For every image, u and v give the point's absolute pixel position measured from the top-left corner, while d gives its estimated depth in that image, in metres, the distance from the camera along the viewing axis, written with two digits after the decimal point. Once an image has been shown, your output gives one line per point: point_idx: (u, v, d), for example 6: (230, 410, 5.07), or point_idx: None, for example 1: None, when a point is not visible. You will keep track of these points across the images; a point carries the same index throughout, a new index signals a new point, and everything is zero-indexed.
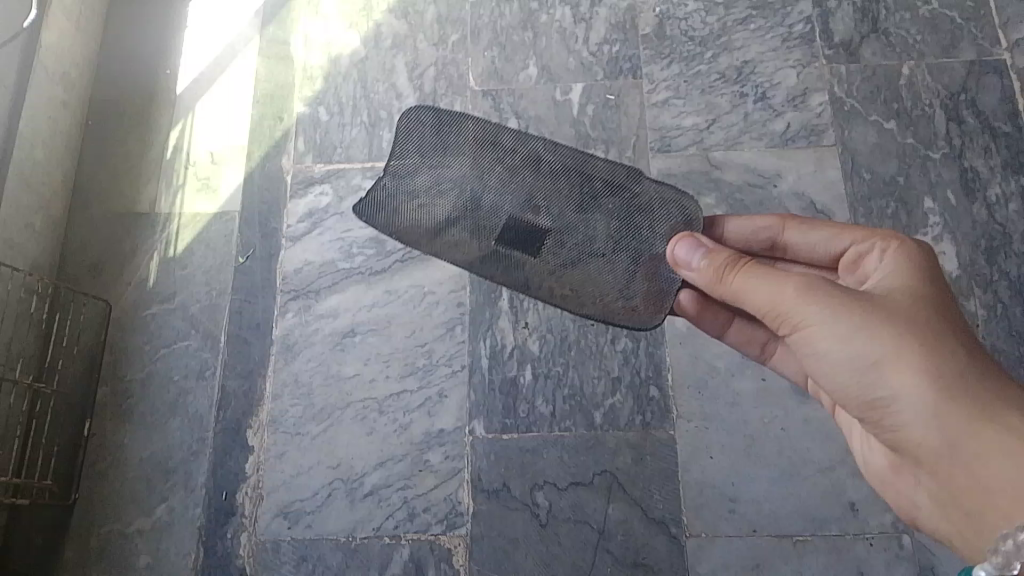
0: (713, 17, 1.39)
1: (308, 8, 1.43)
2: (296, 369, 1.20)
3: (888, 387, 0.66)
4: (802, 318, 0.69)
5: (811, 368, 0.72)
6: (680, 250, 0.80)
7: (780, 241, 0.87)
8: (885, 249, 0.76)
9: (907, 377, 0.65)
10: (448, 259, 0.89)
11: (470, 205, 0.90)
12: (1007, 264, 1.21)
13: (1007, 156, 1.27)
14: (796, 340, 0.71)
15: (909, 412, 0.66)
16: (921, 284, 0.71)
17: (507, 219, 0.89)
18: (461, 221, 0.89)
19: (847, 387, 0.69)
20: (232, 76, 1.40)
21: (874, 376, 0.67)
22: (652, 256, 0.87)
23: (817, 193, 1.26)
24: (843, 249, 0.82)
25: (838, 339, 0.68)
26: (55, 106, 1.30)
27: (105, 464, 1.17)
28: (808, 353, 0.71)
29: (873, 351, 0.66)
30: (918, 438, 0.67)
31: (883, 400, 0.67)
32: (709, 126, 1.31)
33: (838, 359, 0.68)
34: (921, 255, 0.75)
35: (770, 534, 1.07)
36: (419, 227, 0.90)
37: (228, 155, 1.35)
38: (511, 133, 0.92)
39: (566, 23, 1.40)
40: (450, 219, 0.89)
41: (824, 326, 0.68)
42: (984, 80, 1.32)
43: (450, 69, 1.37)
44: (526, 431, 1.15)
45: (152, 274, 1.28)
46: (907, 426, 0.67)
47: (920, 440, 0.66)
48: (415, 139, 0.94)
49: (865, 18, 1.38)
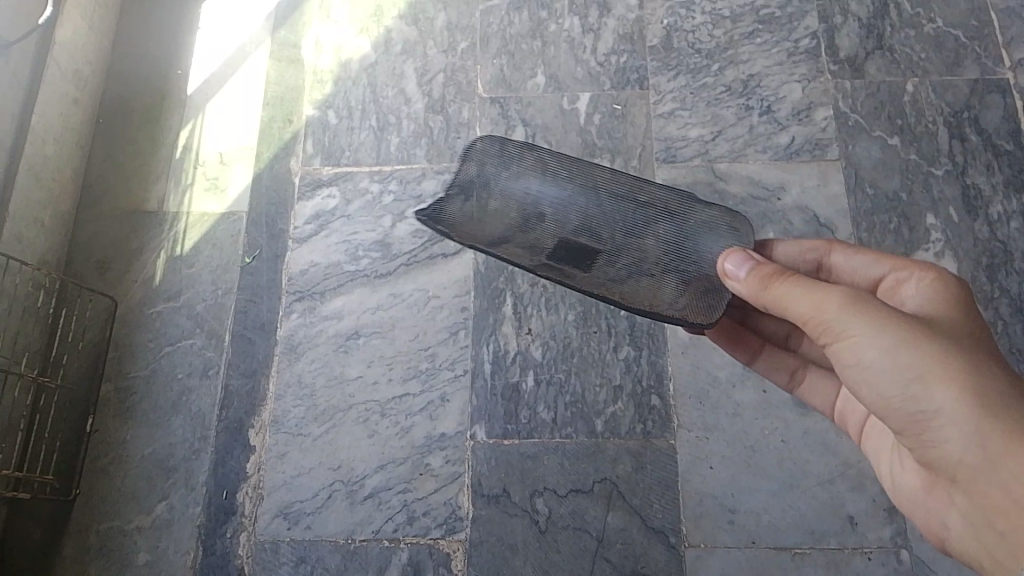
0: (720, 30, 1.40)
1: (320, 12, 1.44)
2: (299, 370, 1.21)
3: (931, 401, 0.66)
4: (844, 328, 0.68)
5: (849, 379, 0.71)
6: (728, 264, 0.81)
7: (825, 265, 0.88)
8: (922, 279, 0.78)
9: (949, 394, 0.65)
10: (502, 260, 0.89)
11: (524, 224, 0.95)
12: (1008, 281, 1.21)
13: (1009, 174, 1.28)
14: (835, 351, 0.71)
15: (950, 427, 0.65)
16: (957, 316, 0.72)
17: (558, 242, 0.93)
18: (517, 237, 0.94)
19: (888, 400, 0.69)
20: (242, 77, 1.41)
21: (916, 390, 0.66)
22: (699, 275, 0.89)
23: (820, 206, 1.27)
24: (882, 278, 0.83)
25: (881, 352, 0.67)
26: (68, 103, 1.32)
27: (107, 460, 1.17)
28: (847, 365, 0.70)
29: (918, 364, 0.66)
30: (959, 454, 0.66)
31: (924, 414, 0.67)
32: (714, 138, 1.32)
33: (880, 372, 0.68)
34: (958, 288, 0.76)
35: (768, 546, 1.08)
36: (477, 235, 0.93)
37: (237, 155, 1.36)
38: (569, 161, 0.97)
39: (575, 33, 1.41)
40: (506, 234, 0.94)
41: (867, 336, 0.67)
42: (987, 99, 1.34)
43: (458, 75, 1.38)
44: (527, 437, 1.15)
45: (158, 273, 1.29)
46: (948, 441, 0.66)
47: (961, 457, 0.66)
48: (479, 158, 0.99)
49: (871, 35, 1.39)
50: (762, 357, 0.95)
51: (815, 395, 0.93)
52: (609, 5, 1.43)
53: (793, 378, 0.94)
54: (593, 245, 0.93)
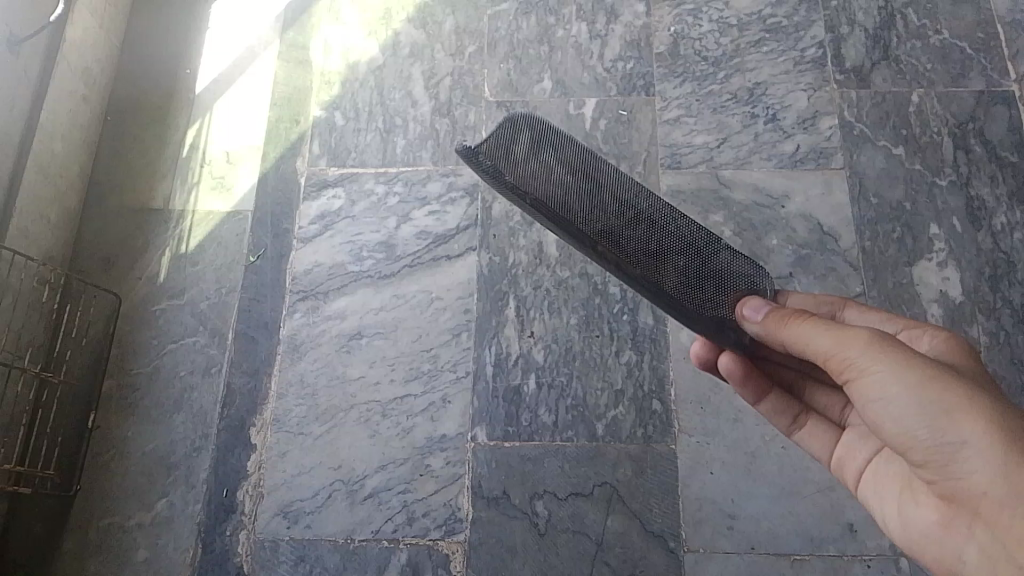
0: (727, 38, 1.41)
1: (329, 15, 1.45)
2: (302, 369, 1.21)
3: (958, 433, 0.64)
4: (870, 362, 0.67)
5: (870, 415, 0.69)
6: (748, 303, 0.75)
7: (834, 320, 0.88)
8: (934, 335, 0.79)
9: (978, 425, 0.63)
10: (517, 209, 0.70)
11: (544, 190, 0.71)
12: (1010, 292, 1.22)
13: (1013, 186, 1.29)
14: (856, 387, 0.69)
15: (978, 458, 0.63)
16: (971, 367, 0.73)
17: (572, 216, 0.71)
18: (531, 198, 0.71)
19: (912, 433, 0.66)
20: (250, 78, 1.42)
21: (943, 421, 0.64)
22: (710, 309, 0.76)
23: (824, 215, 1.27)
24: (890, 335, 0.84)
25: (906, 383, 0.65)
26: (77, 101, 1.32)
27: (108, 456, 1.18)
28: (869, 399, 0.68)
29: (945, 397, 0.64)
30: (985, 486, 0.64)
31: (951, 446, 0.65)
32: (719, 145, 1.33)
33: (905, 405, 0.66)
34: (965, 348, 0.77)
35: (767, 552, 1.07)
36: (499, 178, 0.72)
37: (243, 154, 1.37)
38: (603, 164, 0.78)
39: (582, 39, 1.42)
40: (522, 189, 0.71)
41: (893, 368, 0.66)
42: (992, 110, 1.34)
43: (466, 79, 1.39)
44: (528, 440, 1.15)
45: (163, 270, 1.29)
46: (975, 473, 0.64)
47: (988, 489, 0.64)
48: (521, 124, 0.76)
49: (877, 45, 1.39)
50: (763, 400, 0.89)
51: (811, 444, 0.88)
52: (617, 11, 1.44)
53: (790, 423, 0.89)
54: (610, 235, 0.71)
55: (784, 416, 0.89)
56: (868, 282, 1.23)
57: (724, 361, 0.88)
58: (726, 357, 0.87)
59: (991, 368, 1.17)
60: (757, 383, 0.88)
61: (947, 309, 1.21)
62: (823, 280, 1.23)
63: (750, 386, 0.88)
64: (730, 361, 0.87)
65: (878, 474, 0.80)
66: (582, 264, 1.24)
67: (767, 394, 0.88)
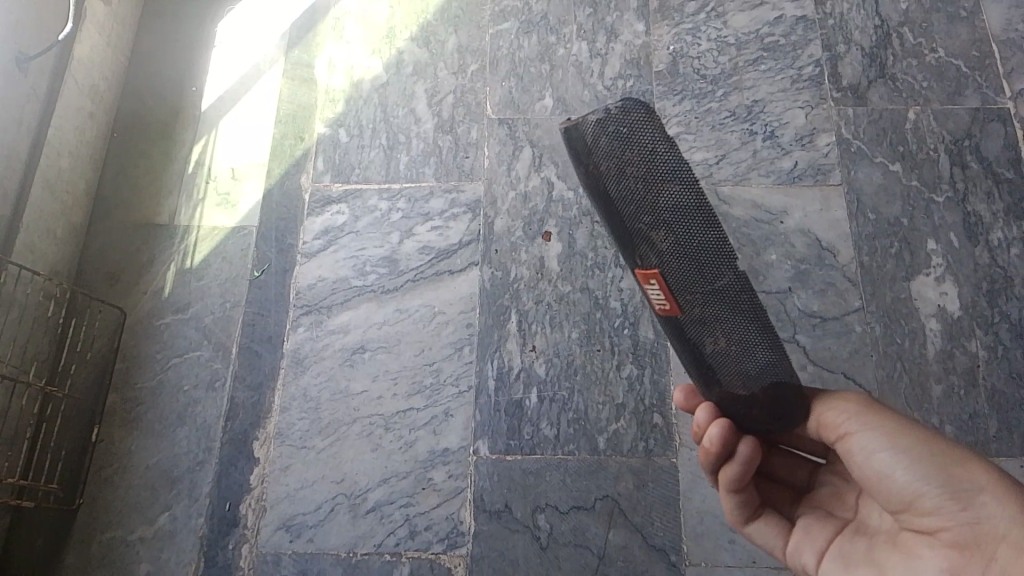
0: (724, 56, 1.43)
1: (333, 34, 1.47)
2: (305, 383, 1.22)
3: (970, 479, 0.68)
4: (877, 416, 0.72)
5: (873, 470, 0.72)
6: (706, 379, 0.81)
7: None
8: None
9: (983, 471, 0.68)
10: (677, 194, 0.59)
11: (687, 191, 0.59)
12: (1008, 306, 1.23)
13: (1009, 202, 1.30)
14: (859, 441, 0.72)
15: (992, 502, 0.67)
16: None
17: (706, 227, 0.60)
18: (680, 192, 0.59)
19: (922, 482, 0.69)
20: (255, 96, 1.44)
21: (953, 470, 0.69)
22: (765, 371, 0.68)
23: (822, 230, 1.29)
24: None
25: (909, 435, 0.70)
26: (83, 117, 1.34)
27: (112, 470, 1.18)
28: (872, 452, 0.71)
29: (951, 449, 0.70)
30: (1002, 530, 0.66)
31: (963, 492, 0.68)
32: (717, 162, 1.35)
33: (912, 454, 0.70)
34: None
35: (768, 566, 1.08)
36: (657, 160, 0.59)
37: (249, 171, 1.38)
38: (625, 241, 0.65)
39: (582, 57, 1.44)
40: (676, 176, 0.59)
41: (896, 423, 0.71)
42: (988, 127, 1.36)
43: (468, 97, 1.41)
44: (529, 454, 1.16)
45: (167, 285, 1.30)
46: (992, 516, 0.67)
47: (1007, 531, 0.66)
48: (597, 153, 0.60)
49: (873, 63, 1.41)
50: (733, 495, 0.80)
51: (760, 538, 0.82)
52: (617, 30, 1.45)
53: (746, 514, 0.82)
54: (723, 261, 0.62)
55: (746, 508, 0.81)
56: (867, 297, 1.24)
57: (742, 447, 0.76)
58: (749, 442, 0.75)
59: (989, 383, 1.18)
60: (746, 479, 0.78)
61: (946, 324, 1.22)
62: (822, 295, 1.25)
63: (736, 482, 0.78)
64: (751, 449, 0.76)
65: (848, 550, 0.77)
66: (583, 279, 1.25)
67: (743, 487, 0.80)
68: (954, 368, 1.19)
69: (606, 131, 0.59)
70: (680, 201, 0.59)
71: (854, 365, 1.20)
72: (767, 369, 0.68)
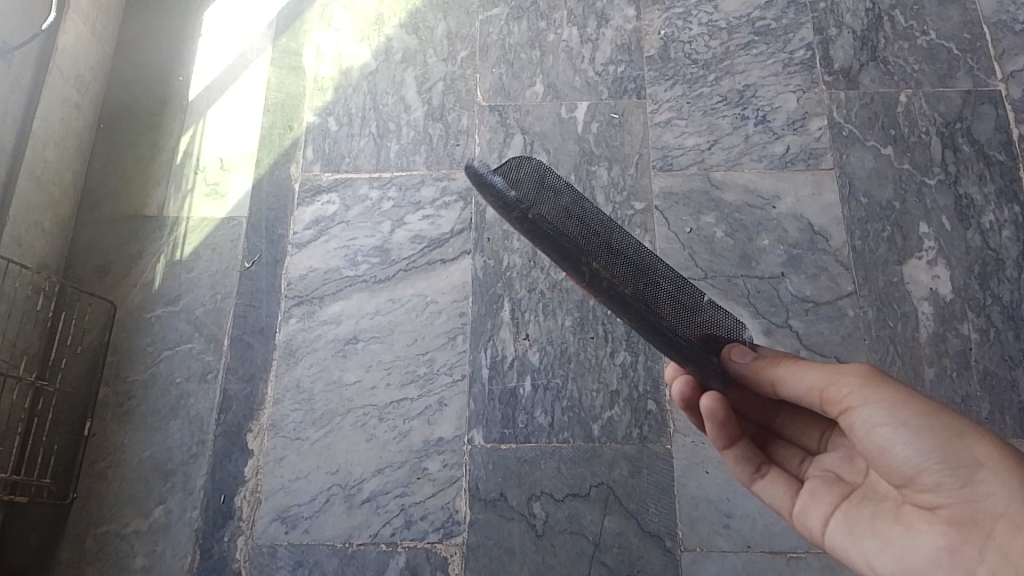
0: (716, 40, 1.42)
1: (321, 21, 1.46)
2: (297, 374, 1.22)
3: (971, 455, 0.68)
4: (877, 390, 0.72)
5: (874, 445, 0.72)
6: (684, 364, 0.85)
7: None
8: None
9: (987, 448, 0.68)
10: (559, 209, 0.72)
11: (571, 209, 0.73)
12: (1000, 289, 1.23)
13: (1001, 184, 1.30)
14: (858, 416, 0.72)
15: (991, 480, 0.67)
16: None
17: (591, 233, 0.72)
18: (564, 208, 0.73)
19: (922, 458, 0.69)
20: (243, 85, 1.42)
21: (955, 445, 0.69)
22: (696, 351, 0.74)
23: (815, 215, 1.29)
24: None
25: (911, 411, 0.70)
26: (68, 108, 1.33)
27: (105, 463, 1.18)
28: (873, 426, 0.72)
29: (952, 423, 0.70)
30: (1000, 509, 0.67)
31: (963, 468, 0.68)
32: (710, 147, 1.34)
33: (914, 429, 0.70)
34: None
35: (763, 550, 1.09)
36: (546, 188, 0.73)
37: (237, 161, 1.37)
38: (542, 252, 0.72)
39: (573, 43, 1.42)
40: (559, 198, 0.73)
41: (897, 398, 0.71)
42: (980, 109, 1.35)
43: (458, 84, 1.40)
44: (524, 442, 1.16)
45: (157, 277, 1.29)
46: (990, 493, 0.67)
47: (1005, 510, 0.67)
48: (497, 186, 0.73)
49: (864, 46, 1.41)
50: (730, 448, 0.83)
51: (769, 495, 0.84)
52: (607, 15, 1.44)
53: (752, 471, 0.84)
54: (615, 258, 0.71)
55: (748, 465, 0.84)
56: (859, 281, 1.24)
57: (705, 400, 0.78)
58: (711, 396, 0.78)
59: (982, 365, 1.19)
60: (728, 431, 0.81)
61: (937, 307, 1.22)
62: (815, 280, 1.25)
63: (721, 435, 0.81)
64: (713, 402, 0.78)
65: (852, 517, 0.77)
66: None
67: (737, 441, 0.83)
68: (947, 352, 1.20)
69: (501, 168, 0.74)
70: (563, 212, 0.72)
71: (846, 350, 1.20)
72: (687, 318, 0.74)
